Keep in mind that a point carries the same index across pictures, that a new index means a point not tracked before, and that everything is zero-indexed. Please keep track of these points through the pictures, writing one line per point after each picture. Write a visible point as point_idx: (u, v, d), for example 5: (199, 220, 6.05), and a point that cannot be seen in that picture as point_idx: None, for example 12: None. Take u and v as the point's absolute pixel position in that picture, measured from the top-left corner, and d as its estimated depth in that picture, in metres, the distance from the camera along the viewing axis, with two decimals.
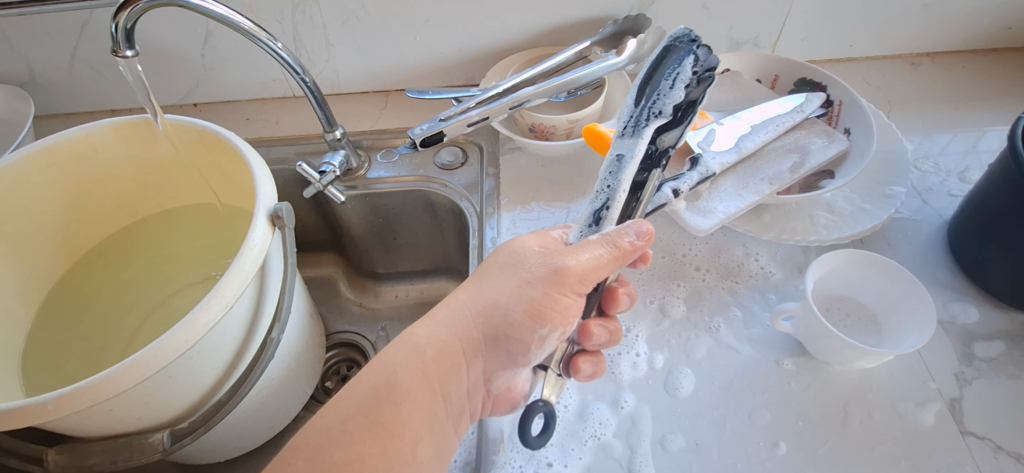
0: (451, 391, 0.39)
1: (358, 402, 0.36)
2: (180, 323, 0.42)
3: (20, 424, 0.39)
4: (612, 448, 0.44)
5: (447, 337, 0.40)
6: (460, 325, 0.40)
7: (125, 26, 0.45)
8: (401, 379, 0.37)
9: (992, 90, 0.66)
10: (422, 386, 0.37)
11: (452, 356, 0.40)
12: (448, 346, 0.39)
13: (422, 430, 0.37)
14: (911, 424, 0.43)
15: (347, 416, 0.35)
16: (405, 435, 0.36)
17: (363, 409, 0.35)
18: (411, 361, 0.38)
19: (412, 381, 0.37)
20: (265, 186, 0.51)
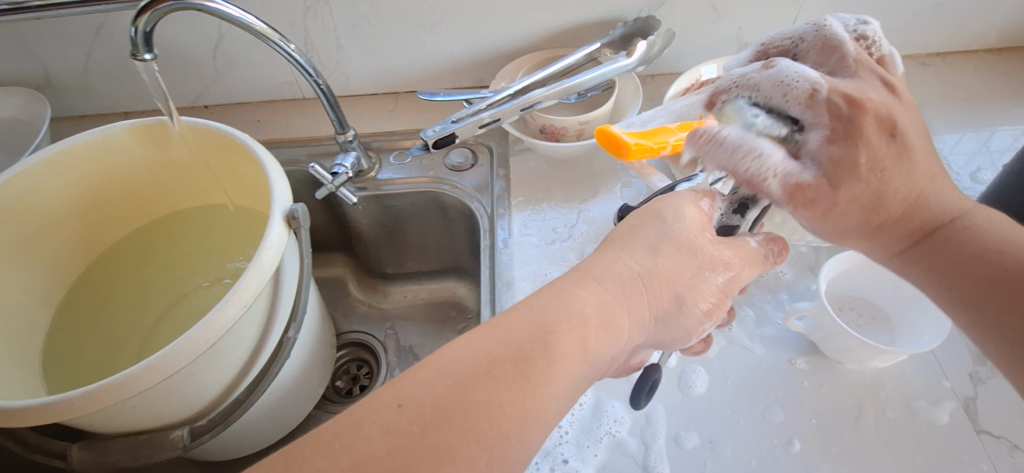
0: (598, 356, 0.36)
1: (508, 347, 0.33)
2: (200, 323, 0.43)
3: (46, 421, 0.40)
4: (626, 446, 0.44)
5: (614, 312, 0.37)
6: (630, 301, 0.38)
7: (144, 30, 0.46)
8: (555, 338, 0.34)
9: (1002, 90, 0.66)
10: (575, 348, 0.34)
11: (615, 332, 0.38)
12: (611, 308, 0.37)
13: (565, 389, 0.34)
14: (925, 423, 0.44)
15: (483, 372, 0.32)
16: (545, 393, 0.32)
17: (513, 358, 0.32)
18: (577, 336, 0.35)
19: (583, 364, 0.35)
20: (280, 188, 0.52)
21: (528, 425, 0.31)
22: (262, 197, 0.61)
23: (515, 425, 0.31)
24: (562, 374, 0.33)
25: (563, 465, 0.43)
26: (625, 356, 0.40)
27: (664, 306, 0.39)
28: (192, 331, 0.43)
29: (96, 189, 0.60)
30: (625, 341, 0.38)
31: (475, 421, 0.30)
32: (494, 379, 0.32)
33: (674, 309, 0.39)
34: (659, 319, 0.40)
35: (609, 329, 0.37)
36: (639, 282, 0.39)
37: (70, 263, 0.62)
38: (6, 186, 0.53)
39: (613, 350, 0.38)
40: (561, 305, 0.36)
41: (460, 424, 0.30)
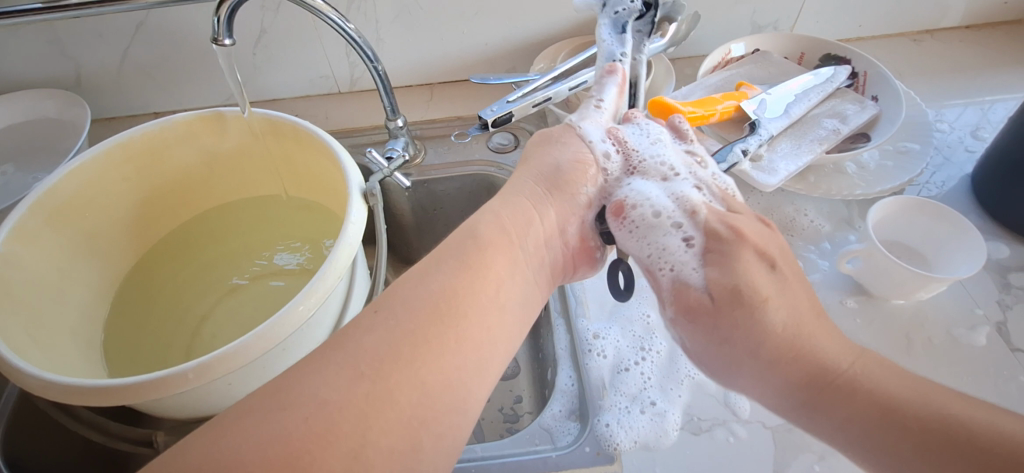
0: (527, 244, 0.43)
1: (454, 253, 0.39)
2: (303, 292, 0.43)
3: (153, 394, 0.39)
4: (706, 386, 0.49)
5: (521, 200, 0.45)
6: (529, 188, 0.46)
7: (226, 16, 0.48)
8: (489, 242, 0.40)
9: (985, 61, 0.74)
10: (503, 243, 0.41)
11: (525, 209, 0.44)
12: (526, 209, 0.44)
13: (507, 279, 0.40)
14: (968, 346, 0.50)
15: (435, 271, 0.37)
16: (486, 283, 0.38)
17: (455, 256, 0.39)
18: (488, 220, 0.42)
19: (489, 235, 0.41)
20: (351, 167, 0.53)
21: (468, 312, 0.36)
22: (317, 185, 0.63)
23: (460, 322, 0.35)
24: (497, 268, 0.39)
25: (652, 406, 0.47)
26: (558, 236, 0.46)
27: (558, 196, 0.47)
28: (295, 301, 0.43)
29: (150, 183, 0.61)
30: (550, 222, 0.45)
31: (417, 318, 0.34)
32: (439, 277, 0.37)
33: (577, 179, 0.47)
34: (559, 197, 0.46)
35: (527, 232, 0.43)
36: (552, 170, 0.47)
37: (122, 259, 0.62)
38: (67, 179, 0.53)
39: (536, 236, 0.44)
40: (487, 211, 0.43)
41: (422, 314, 0.35)
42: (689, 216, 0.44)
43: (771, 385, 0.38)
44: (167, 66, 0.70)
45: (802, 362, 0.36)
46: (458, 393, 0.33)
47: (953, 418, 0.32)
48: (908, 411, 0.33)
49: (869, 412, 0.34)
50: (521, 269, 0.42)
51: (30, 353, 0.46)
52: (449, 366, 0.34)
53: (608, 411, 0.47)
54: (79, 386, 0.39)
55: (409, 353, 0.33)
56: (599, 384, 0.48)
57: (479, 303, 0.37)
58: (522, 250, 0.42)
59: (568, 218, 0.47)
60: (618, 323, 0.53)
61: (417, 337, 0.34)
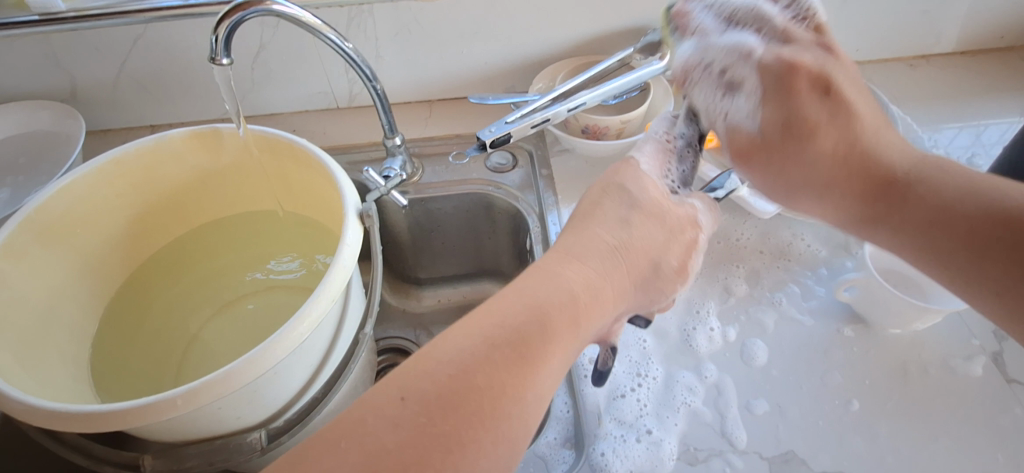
0: (591, 333, 0.38)
1: (506, 333, 0.34)
2: (295, 318, 0.42)
3: (141, 421, 0.39)
4: (702, 415, 0.48)
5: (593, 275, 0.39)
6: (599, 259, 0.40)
7: (223, 36, 0.48)
8: (554, 326, 0.35)
9: (980, 86, 0.75)
10: (568, 329, 0.36)
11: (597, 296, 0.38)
12: (598, 284, 0.39)
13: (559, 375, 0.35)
14: (964, 377, 0.49)
15: (496, 341, 0.33)
16: (541, 372, 0.34)
17: (510, 341, 0.34)
18: (559, 296, 0.37)
19: (558, 322, 0.35)
20: (346, 187, 0.52)
21: (529, 390, 0.33)
22: (313, 202, 0.62)
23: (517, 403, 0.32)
24: (557, 351, 0.35)
25: (647, 434, 0.47)
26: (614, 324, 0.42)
27: (643, 275, 0.42)
28: (286, 327, 0.42)
29: (144, 198, 0.60)
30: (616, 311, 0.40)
31: (471, 390, 0.31)
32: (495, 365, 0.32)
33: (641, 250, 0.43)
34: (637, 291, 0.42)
35: (601, 307, 0.38)
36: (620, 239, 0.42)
37: (113, 276, 0.61)
38: (59, 195, 0.52)
39: (601, 328, 0.39)
40: (552, 282, 0.37)
41: (479, 371, 0.32)
42: (745, 59, 0.41)
43: (831, 202, 0.43)
44: (164, 80, 0.69)
45: (878, 168, 0.41)
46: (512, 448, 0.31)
47: (996, 207, 0.37)
48: (959, 209, 0.38)
49: (922, 219, 0.40)
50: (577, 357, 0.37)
51: (14, 373, 0.45)
52: (504, 434, 0.31)
53: (604, 439, 0.47)
54: (64, 412, 0.38)
55: (465, 429, 0.30)
56: (594, 411, 0.48)
57: (534, 374, 0.33)
58: (581, 343, 0.37)
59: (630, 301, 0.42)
60: (614, 348, 0.53)
61: (468, 404, 0.31)
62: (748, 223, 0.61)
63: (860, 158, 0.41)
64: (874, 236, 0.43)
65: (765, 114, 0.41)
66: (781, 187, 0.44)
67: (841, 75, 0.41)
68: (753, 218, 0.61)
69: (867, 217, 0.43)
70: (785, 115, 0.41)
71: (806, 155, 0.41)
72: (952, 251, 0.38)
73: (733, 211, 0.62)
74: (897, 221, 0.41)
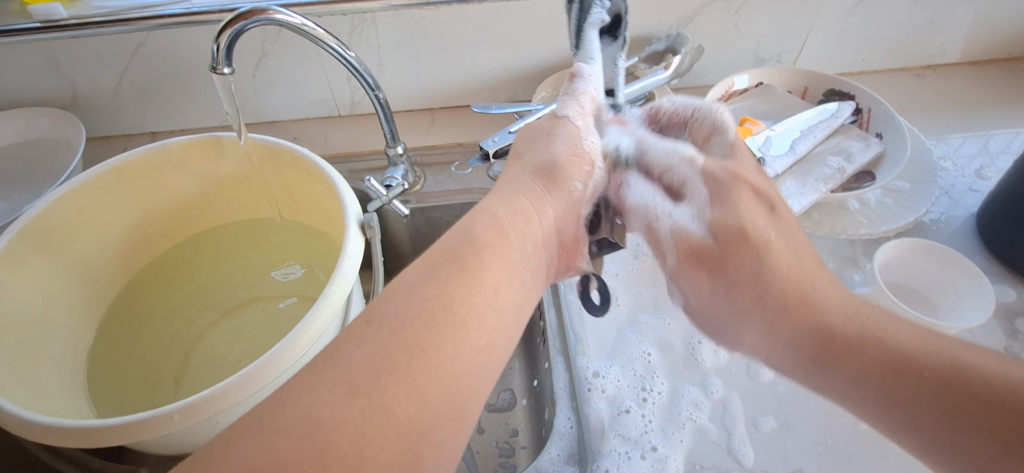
0: (525, 242, 0.40)
1: (435, 276, 0.34)
2: (295, 330, 0.42)
3: (139, 437, 0.38)
4: (709, 432, 0.48)
5: (511, 198, 0.41)
6: (522, 187, 0.42)
7: (224, 45, 0.48)
8: (487, 244, 0.37)
9: (988, 97, 0.74)
10: (498, 238, 0.38)
11: (522, 210, 0.41)
12: (516, 199, 0.41)
13: (505, 284, 0.36)
14: None
15: (425, 280, 0.34)
16: (484, 286, 0.35)
17: (436, 286, 0.34)
18: (485, 221, 0.39)
19: (489, 237, 0.37)
20: (349, 198, 0.52)
21: (464, 338, 0.33)
22: (314, 211, 0.62)
23: (459, 353, 0.32)
24: (485, 287, 0.35)
25: (653, 451, 0.46)
26: (556, 234, 0.43)
27: (561, 185, 0.44)
28: (287, 340, 0.42)
29: (145, 207, 0.60)
30: (548, 218, 0.42)
31: (399, 351, 0.31)
32: (431, 285, 0.34)
33: (572, 175, 0.44)
34: (552, 192, 0.43)
35: (525, 217, 0.40)
36: (548, 167, 0.44)
37: (112, 284, 0.60)
38: (58, 204, 0.52)
39: (536, 237, 0.40)
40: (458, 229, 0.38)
41: (411, 321, 0.32)
42: (688, 164, 0.44)
43: (772, 340, 0.40)
44: (165, 87, 0.69)
45: (806, 317, 0.39)
46: (459, 395, 0.31)
47: (968, 368, 0.33)
48: (922, 363, 0.34)
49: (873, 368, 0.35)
50: (522, 269, 0.39)
51: (9, 386, 0.45)
52: (447, 385, 0.31)
53: (607, 456, 0.46)
54: (60, 427, 0.38)
55: (402, 384, 0.30)
56: (598, 427, 0.47)
57: (464, 324, 0.33)
58: (521, 253, 0.39)
59: (564, 218, 0.43)
60: (619, 361, 0.52)
61: (400, 364, 0.30)
62: None
63: (817, 327, 0.38)
64: (821, 378, 0.38)
65: (711, 218, 0.43)
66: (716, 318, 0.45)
67: (783, 238, 0.41)
68: None
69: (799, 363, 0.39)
70: (735, 227, 0.42)
71: (751, 263, 0.41)
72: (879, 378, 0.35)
73: None
74: (850, 368, 0.36)
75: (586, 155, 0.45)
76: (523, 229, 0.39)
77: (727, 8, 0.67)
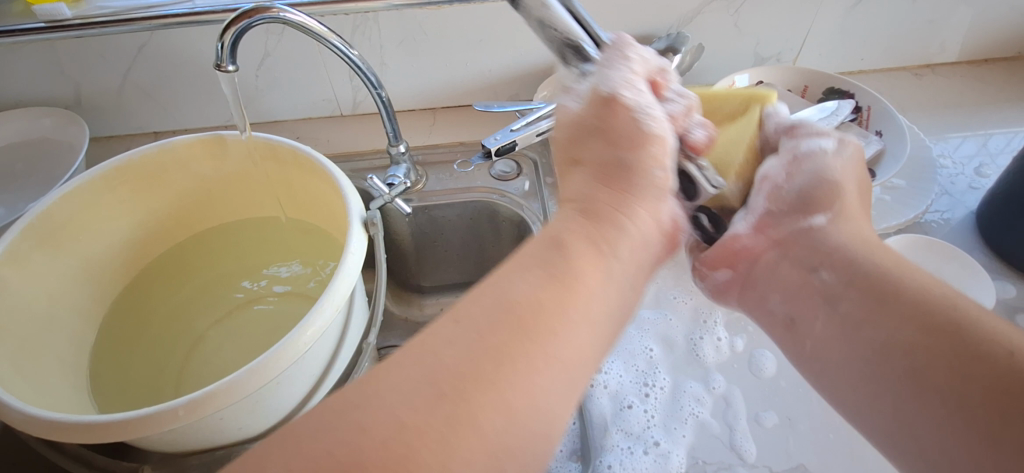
0: (622, 248, 0.38)
1: (500, 295, 0.33)
2: (298, 327, 0.42)
3: (145, 432, 0.38)
4: (711, 427, 0.48)
5: (589, 191, 0.40)
6: (590, 182, 0.41)
7: (229, 43, 0.48)
8: (578, 252, 0.36)
9: (987, 96, 0.75)
10: (587, 243, 0.37)
11: (602, 201, 0.39)
12: (582, 199, 0.40)
13: (598, 289, 0.35)
14: None
15: (494, 290, 0.33)
16: (578, 296, 0.34)
17: (508, 303, 0.32)
18: (566, 222, 0.38)
19: (572, 239, 0.37)
20: (351, 195, 0.52)
21: (551, 350, 0.31)
22: (317, 210, 0.62)
23: (534, 369, 0.31)
24: (568, 303, 0.33)
25: (656, 447, 0.46)
26: (653, 232, 0.40)
27: (626, 175, 0.40)
28: (290, 336, 0.42)
29: (148, 206, 0.60)
30: (643, 220, 0.39)
31: (482, 357, 0.30)
32: (525, 287, 0.33)
33: (650, 168, 0.40)
34: (613, 190, 0.40)
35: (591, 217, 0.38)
36: (614, 162, 0.41)
37: (114, 282, 0.60)
38: (61, 202, 0.52)
39: (629, 241, 0.38)
40: (545, 231, 0.38)
41: (497, 326, 0.31)
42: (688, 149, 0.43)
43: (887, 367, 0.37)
44: (168, 87, 0.69)
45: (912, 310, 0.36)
46: (541, 417, 0.30)
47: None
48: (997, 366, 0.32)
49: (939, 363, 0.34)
50: (615, 278, 0.37)
51: (11, 381, 0.45)
52: (526, 406, 0.30)
53: (610, 452, 0.46)
54: (64, 422, 0.38)
55: (484, 399, 0.29)
56: (601, 423, 0.47)
57: (559, 335, 0.32)
58: (613, 258, 0.37)
59: (658, 212, 0.40)
60: (621, 357, 0.52)
61: (486, 370, 0.30)
62: None
63: (868, 283, 0.39)
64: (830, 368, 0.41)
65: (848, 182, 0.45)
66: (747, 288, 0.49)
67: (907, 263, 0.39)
68: None
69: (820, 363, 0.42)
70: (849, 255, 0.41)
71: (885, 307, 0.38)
72: (906, 355, 0.36)
73: None
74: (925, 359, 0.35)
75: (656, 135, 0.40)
76: (615, 232, 0.38)
77: (727, 7, 0.67)
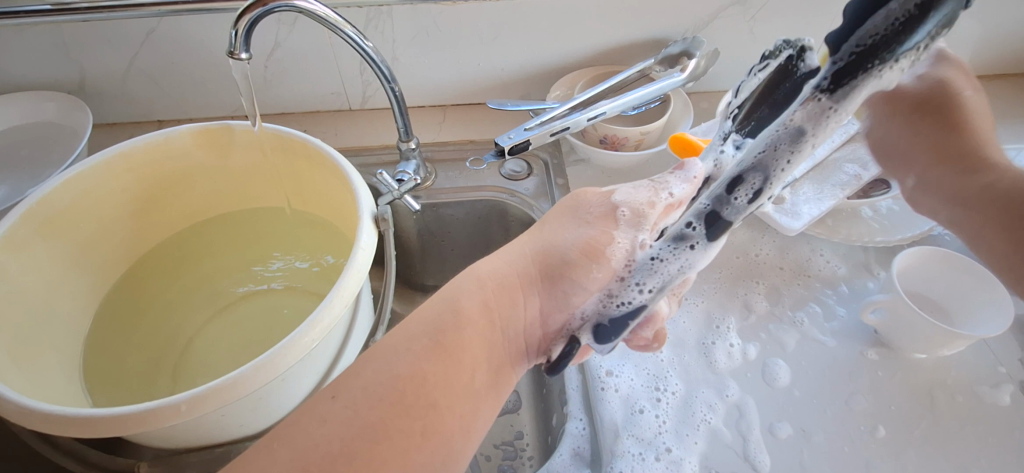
0: (510, 326, 0.42)
1: (425, 326, 0.39)
2: (306, 323, 0.40)
3: (144, 427, 0.37)
4: (722, 436, 0.47)
5: (507, 271, 0.44)
6: (520, 261, 0.44)
7: (244, 30, 0.47)
8: (469, 319, 0.40)
9: (999, 111, 0.75)
10: (482, 316, 0.41)
11: (511, 288, 0.43)
12: (510, 276, 0.43)
13: (480, 358, 0.39)
14: (990, 403, 0.49)
15: (427, 318, 0.39)
16: (460, 362, 0.38)
17: (430, 333, 0.38)
18: (475, 292, 0.42)
19: (473, 309, 0.40)
20: (362, 190, 0.50)
21: (455, 378, 0.37)
22: (323, 203, 0.60)
23: (442, 395, 0.36)
24: (472, 337, 0.39)
25: (667, 453, 0.46)
26: (537, 328, 0.43)
27: (549, 275, 0.43)
28: (298, 332, 0.40)
29: (149, 195, 0.58)
30: (533, 309, 0.43)
31: (400, 381, 0.36)
32: (436, 305, 0.40)
33: (575, 275, 0.42)
34: (547, 288, 0.43)
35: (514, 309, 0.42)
36: (553, 258, 0.43)
37: (112, 272, 0.59)
38: (63, 188, 0.51)
39: (521, 326, 0.43)
40: (470, 271, 0.44)
41: (423, 349, 0.37)
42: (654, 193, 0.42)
43: (934, 174, 0.48)
44: (174, 75, 0.68)
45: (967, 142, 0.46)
46: (453, 423, 0.36)
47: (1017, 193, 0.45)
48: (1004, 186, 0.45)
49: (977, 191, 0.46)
50: (495, 349, 0.41)
51: (8, 372, 0.43)
52: (431, 425, 0.35)
53: (621, 458, 0.45)
54: (62, 415, 0.36)
55: (397, 423, 0.34)
56: (611, 428, 0.47)
57: (456, 363, 0.38)
58: (501, 333, 0.42)
59: (551, 313, 0.43)
60: (632, 361, 0.51)
61: (396, 394, 0.35)
62: (767, 237, 0.60)
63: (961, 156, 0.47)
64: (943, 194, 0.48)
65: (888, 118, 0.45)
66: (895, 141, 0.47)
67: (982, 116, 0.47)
68: (772, 232, 0.60)
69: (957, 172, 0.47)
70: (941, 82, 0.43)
71: (949, 140, 0.46)
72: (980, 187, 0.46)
73: (752, 226, 0.61)
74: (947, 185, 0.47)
75: (607, 253, 0.41)
76: (508, 313, 0.42)
77: (743, 12, 0.66)
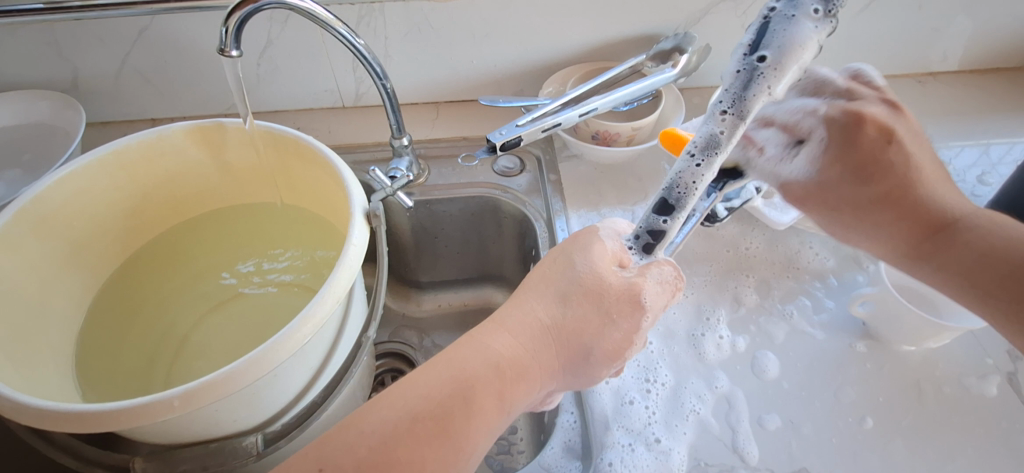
0: (517, 408, 0.40)
1: (423, 402, 0.36)
2: (298, 318, 0.41)
3: (137, 422, 0.37)
4: (712, 428, 0.48)
5: (525, 351, 0.40)
6: (536, 334, 0.41)
7: (234, 27, 0.47)
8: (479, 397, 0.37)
9: (990, 104, 0.75)
10: (491, 404, 0.38)
11: (525, 371, 0.40)
12: (528, 362, 0.40)
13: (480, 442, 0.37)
14: (977, 395, 0.49)
15: (427, 389, 0.37)
16: (458, 444, 0.36)
17: (433, 414, 0.36)
18: (487, 367, 0.38)
19: (485, 391, 0.38)
20: (354, 187, 0.51)
21: (449, 460, 0.35)
22: (316, 200, 0.61)
23: (439, 450, 0.35)
24: (479, 422, 0.37)
25: (657, 443, 0.46)
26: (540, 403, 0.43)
27: (571, 357, 0.41)
28: (290, 327, 0.41)
29: (141, 192, 0.58)
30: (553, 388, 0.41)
31: (415, 421, 0.35)
32: (460, 367, 0.38)
33: (598, 361, 0.41)
34: (566, 368, 0.42)
35: (526, 385, 0.39)
36: (568, 338, 0.41)
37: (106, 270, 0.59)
38: (56, 186, 0.51)
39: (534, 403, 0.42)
40: (484, 353, 0.39)
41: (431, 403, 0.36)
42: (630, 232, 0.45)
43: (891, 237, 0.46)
44: (168, 73, 0.68)
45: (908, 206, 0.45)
46: None
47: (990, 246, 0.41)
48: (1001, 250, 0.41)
49: (963, 257, 0.42)
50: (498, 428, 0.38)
51: (5, 371, 0.44)
52: None
53: (611, 448, 0.46)
54: (56, 411, 0.37)
55: (409, 451, 0.34)
56: (603, 418, 0.48)
57: (456, 444, 0.35)
58: (506, 415, 0.39)
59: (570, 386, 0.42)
60: None
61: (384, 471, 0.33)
62: (756, 231, 0.61)
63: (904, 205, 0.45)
64: (923, 260, 0.45)
65: (824, 161, 0.47)
66: (834, 222, 0.49)
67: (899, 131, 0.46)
68: (761, 226, 0.61)
69: (916, 256, 0.45)
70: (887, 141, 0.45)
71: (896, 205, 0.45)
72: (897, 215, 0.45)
73: (742, 220, 0.62)
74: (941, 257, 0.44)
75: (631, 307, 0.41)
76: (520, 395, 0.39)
77: (735, 8, 0.67)
